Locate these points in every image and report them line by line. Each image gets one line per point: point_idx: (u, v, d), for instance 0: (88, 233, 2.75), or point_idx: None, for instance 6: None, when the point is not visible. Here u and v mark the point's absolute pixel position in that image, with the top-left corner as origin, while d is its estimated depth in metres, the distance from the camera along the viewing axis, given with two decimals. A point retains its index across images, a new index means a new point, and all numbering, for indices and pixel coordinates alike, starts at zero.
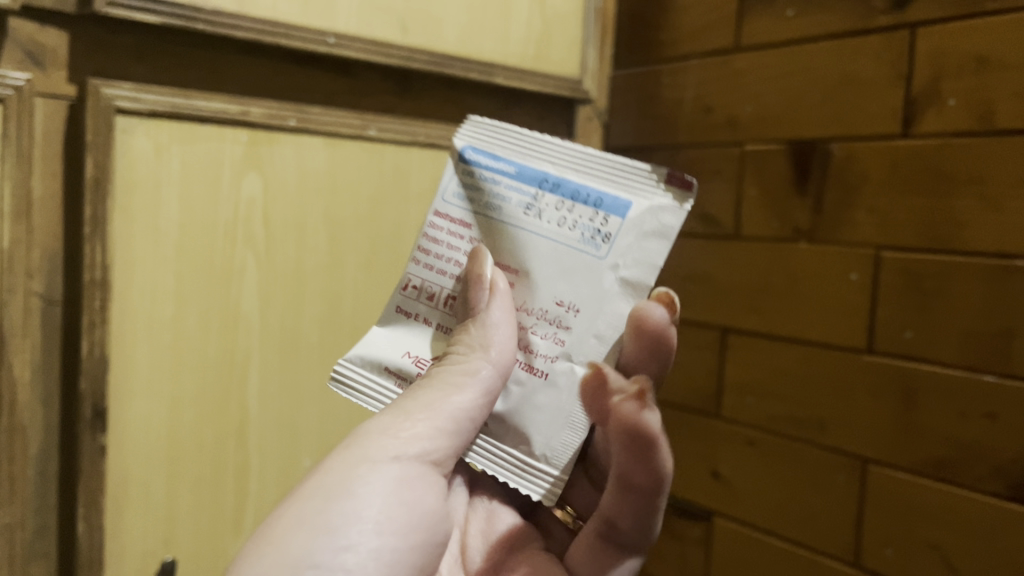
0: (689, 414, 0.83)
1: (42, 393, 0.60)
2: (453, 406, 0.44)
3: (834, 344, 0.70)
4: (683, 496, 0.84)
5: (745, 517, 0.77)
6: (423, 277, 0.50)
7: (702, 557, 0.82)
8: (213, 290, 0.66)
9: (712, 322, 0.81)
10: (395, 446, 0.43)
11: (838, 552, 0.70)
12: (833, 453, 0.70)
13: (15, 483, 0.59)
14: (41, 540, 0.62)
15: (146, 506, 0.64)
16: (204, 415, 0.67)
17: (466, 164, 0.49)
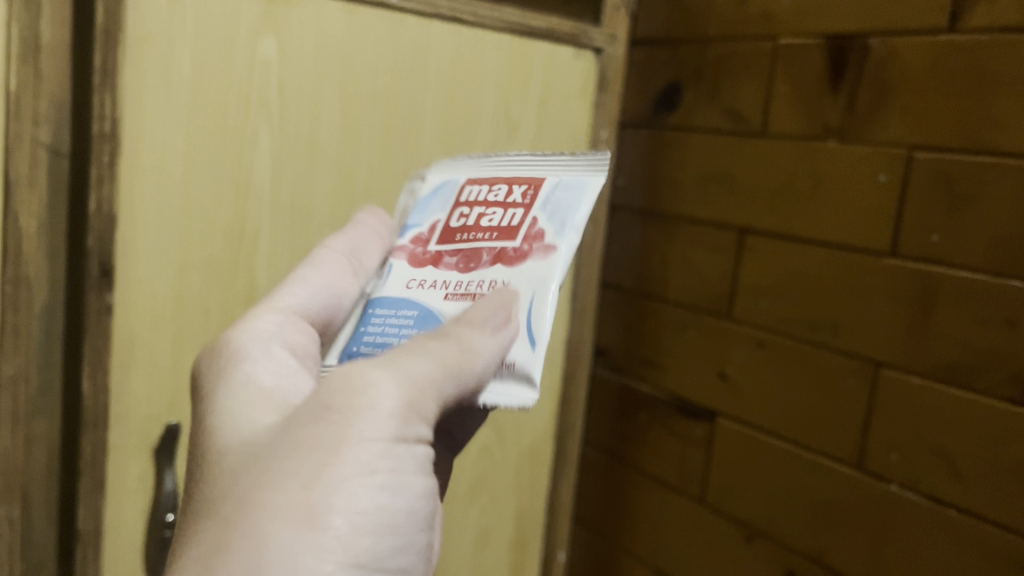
0: (700, 315, 0.82)
1: (48, 248, 0.60)
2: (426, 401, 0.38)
3: (855, 246, 0.69)
4: (687, 396, 0.83)
5: (750, 419, 0.77)
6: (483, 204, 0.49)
7: (703, 456, 0.82)
8: (224, 154, 0.64)
9: (730, 223, 0.79)
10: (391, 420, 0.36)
11: (843, 454, 0.70)
12: (846, 356, 0.70)
13: (19, 336, 0.59)
14: (45, 397, 0.61)
15: (152, 369, 0.63)
16: (213, 281, 0.65)
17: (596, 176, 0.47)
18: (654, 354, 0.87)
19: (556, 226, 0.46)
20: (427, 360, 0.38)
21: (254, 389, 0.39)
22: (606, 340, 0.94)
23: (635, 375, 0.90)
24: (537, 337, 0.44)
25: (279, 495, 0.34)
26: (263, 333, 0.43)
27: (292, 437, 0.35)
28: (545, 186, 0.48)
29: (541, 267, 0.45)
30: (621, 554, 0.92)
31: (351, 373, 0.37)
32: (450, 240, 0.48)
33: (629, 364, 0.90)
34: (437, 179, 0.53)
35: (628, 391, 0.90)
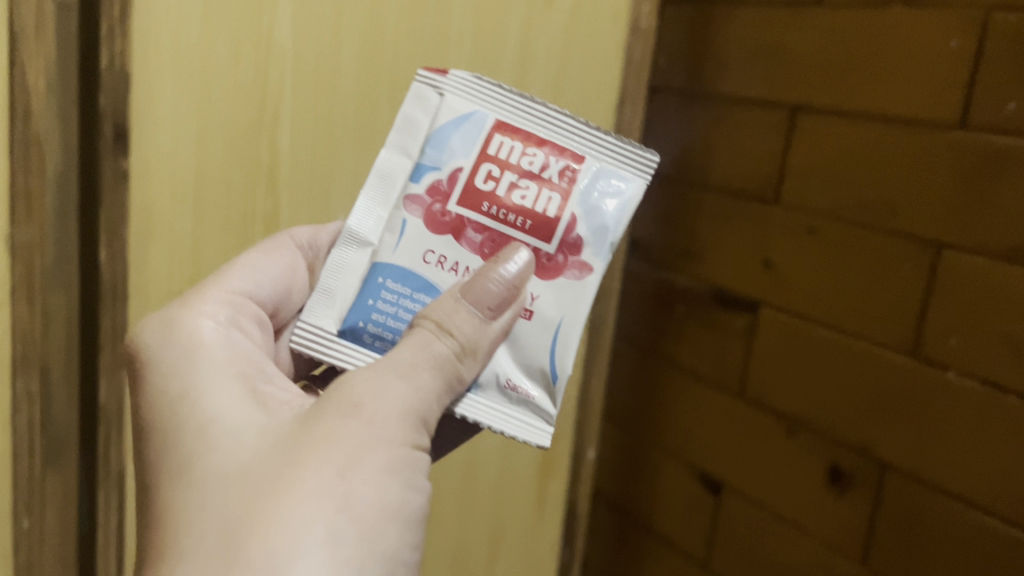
0: (744, 200, 0.78)
1: (59, 109, 0.55)
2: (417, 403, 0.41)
3: (918, 119, 0.64)
4: (729, 287, 0.80)
5: (796, 307, 0.74)
6: (517, 173, 0.49)
7: (743, 348, 0.79)
8: (243, 10, 0.57)
9: (781, 101, 0.74)
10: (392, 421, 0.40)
11: (897, 341, 0.66)
12: (903, 239, 0.66)
13: (32, 200, 0.56)
14: (62, 269, 0.58)
15: (172, 243, 0.59)
16: (235, 152, 0.59)
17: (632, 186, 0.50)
18: (693, 244, 0.83)
19: (596, 238, 0.49)
20: (435, 360, 0.42)
21: (223, 371, 0.43)
22: (643, 232, 0.89)
23: (673, 267, 0.86)
24: (559, 374, 0.48)
25: (315, 480, 0.37)
26: (220, 317, 0.45)
27: (320, 431, 0.39)
28: (584, 171, 0.50)
29: (571, 290, 0.49)
30: (653, 452, 0.89)
31: (375, 375, 0.41)
32: (476, 208, 0.48)
33: (666, 256, 0.87)
34: (462, 100, 0.50)
35: (664, 284, 0.87)
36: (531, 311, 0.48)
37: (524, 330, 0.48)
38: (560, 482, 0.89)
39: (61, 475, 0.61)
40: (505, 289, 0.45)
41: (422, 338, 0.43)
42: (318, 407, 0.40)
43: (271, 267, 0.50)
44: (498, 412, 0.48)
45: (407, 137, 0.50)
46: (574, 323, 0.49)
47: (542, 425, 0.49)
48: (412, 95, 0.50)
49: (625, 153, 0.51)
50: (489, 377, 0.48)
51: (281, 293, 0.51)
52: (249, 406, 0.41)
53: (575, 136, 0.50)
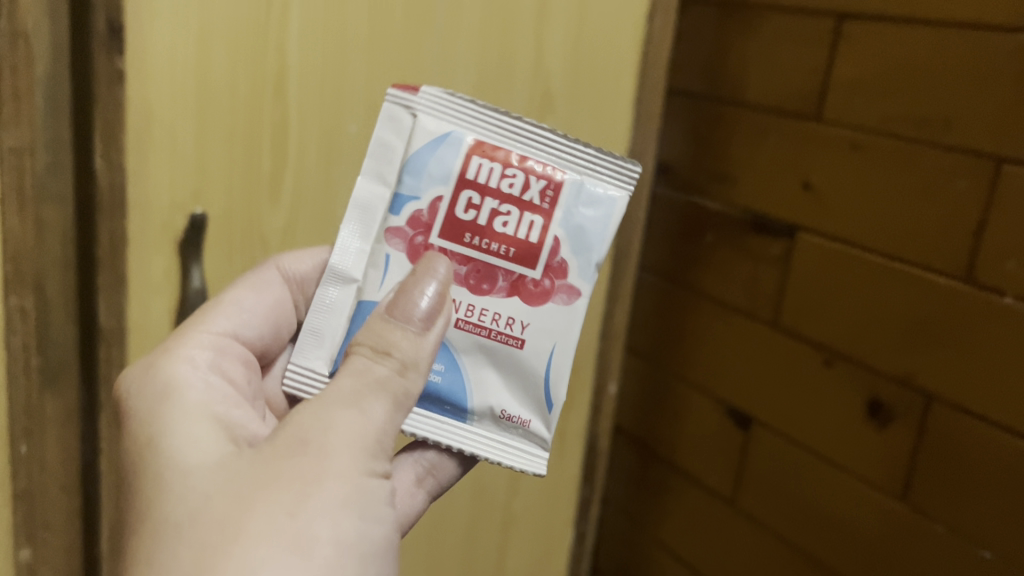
0: (783, 119, 0.73)
1: (48, 3, 0.51)
2: (368, 429, 0.36)
3: (982, 22, 0.59)
4: (764, 212, 0.75)
5: (838, 233, 0.69)
6: (500, 198, 0.44)
7: (778, 277, 0.74)
8: None
9: (827, 9, 0.69)
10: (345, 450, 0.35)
11: (947, 266, 0.62)
12: (959, 154, 0.61)
13: (21, 100, 0.53)
14: (55, 178, 0.54)
15: (173, 151, 0.55)
16: (239, 50, 0.55)
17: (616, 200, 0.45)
18: (725, 166, 0.79)
19: (581, 258, 0.45)
20: (380, 387, 0.37)
21: (197, 411, 0.38)
22: (673, 156, 0.85)
23: (703, 192, 0.82)
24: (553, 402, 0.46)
25: (267, 526, 0.33)
26: (200, 362, 0.41)
27: (271, 470, 0.34)
28: (566, 189, 0.45)
29: (561, 315, 0.45)
30: (679, 387, 0.86)
31: (313, 412, 0.36)
32: (458, 240, 0.44)
33: (696, 180, 0.82)
34: (436, 121, 0.44)
35: (694, 210, 0.82)
36: (522, 339, 0.45)
37: (518, 361, 0.45)
38: (581, 417, 0.86)
39: (61, 398, 0.58)
40: (437, 301, 0.40)
41: (360, 366, 0.38)
42: (272, 445, 0.35)
43: (258, 303, 0.46)
44: (494, 445, 0.45)
45: (382, 163, 0.45)
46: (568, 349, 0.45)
47: (538, 454, 0.46)
48: (384, 112, 0.45)
49: (610, 161, 0.46)
50: (481, 408, 0.45)
51: (270, 334, 0.47)
52: (217, 445, 0.37)
53: (555, 147, 0.45)
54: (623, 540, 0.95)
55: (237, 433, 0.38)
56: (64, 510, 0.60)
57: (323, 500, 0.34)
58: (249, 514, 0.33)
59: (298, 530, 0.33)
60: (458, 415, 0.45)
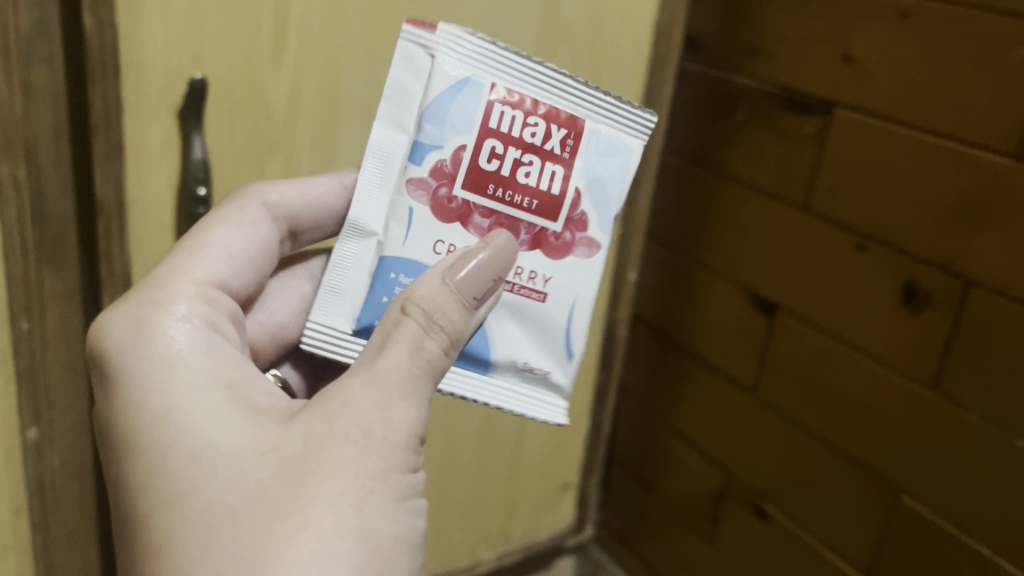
0: None
1: None
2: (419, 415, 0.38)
3: None
4: (799, 86, 0.71)
5: (877, 107, 0.65)
6: (531, 155, 0.45)
7: (812, 155, 0.70)
8: None
9: None
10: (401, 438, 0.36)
11: (994, 140, 0.58)
12: (1017, 18, 0.56)
13: None
14: (42, 38, 0.50)
15: (167, 10, 0.51)
16: None
17: (626, 148, 0.47)
18: (759, 39, 0.74)
19: (600, 211, 0.47)
20: (430, 362, 0.38)
21: (206, 378, 0.37)
22: (703, 27, 0.80)
23: (735, 67, 0.77)
24: (572, 353, 0.48)
25: (329, 521, 0.33)
26: (195, 319, 0.39)
27: (328, 460, 0.34)
28: (586, 138, 0.46)
29: (581, 267, 0.47)
30: (701, 273, 0.83)
31: (369, 397, 0.36)
32: (481, 192, 0.45)
33: (728, 54, 0.77)
34: (453, 68, 0.45)
35: (723, 86, 0.78)
36: (544, 293, 0.47)
37: (541, 314, 0.47)
38: (599, 304, 0.83)
39: (60, 274, 0.56)
40: (484, 275, 0.40)
41: (413, 335, 0.38)
42: (322, 431, 0.35)
43: (252, 249, 0.45)
44: (512, 395, 0.47)
45: (401, 110, 0.45)
46: (589, 301, 0.48)
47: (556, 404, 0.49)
48: (399, 57, 0.45)
49: (632, 120, 0.47)
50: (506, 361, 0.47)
51: (255, 278, 0.45)
52: (240, 417, 0.36)
53: (592, 100, 0.47)
54: (634, 428, 0.94)
55: (253, 396, 0.38)
56: (70, 389, 0.59)
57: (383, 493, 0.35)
58: (317, 500, 0.34)
59: (359, 521, 0.34)
60: (479, 368, 0.47)
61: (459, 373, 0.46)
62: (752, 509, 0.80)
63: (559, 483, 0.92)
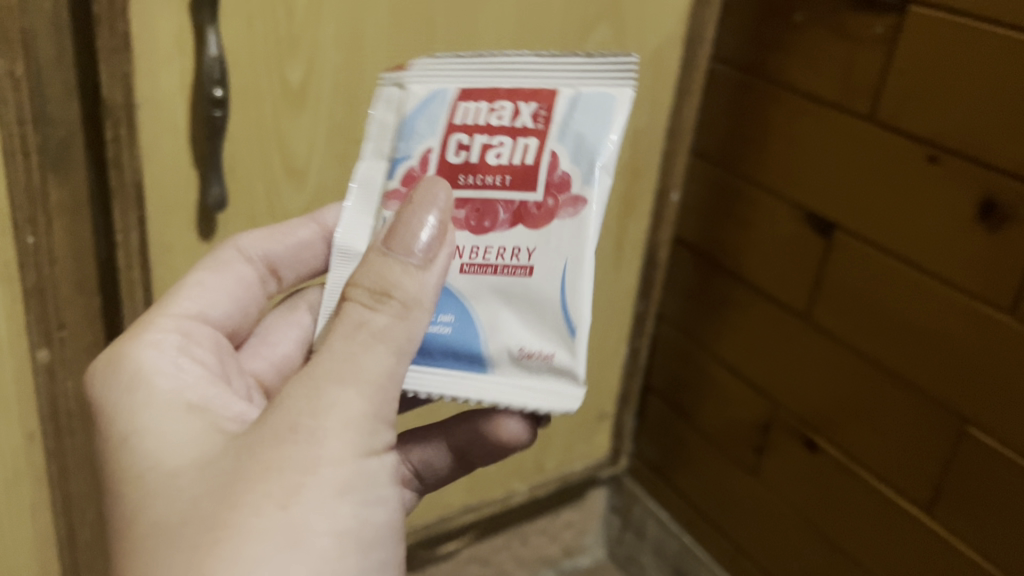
0: None
1: None
2: (364, 404, 0.37)
3: None
4: None
5: (959, 3, 0.58)
6: (498, 139, 0.45)
7: (880, 59, 0.64)
8: None
9: None
10: (339, 431, 0.36)
11: None
12: None
13: None
14: None
15: None
16: None
17: (606, 101, 0.44)
18: None
19: (583, 169, 0.44)
20: (377, 338, 0.38)
21: (169, 397, 0.39)
22: None
23: None
24: (576, 326, 0.44)
25: (256, 521, 0.34)
26: (167, 345, 0.42)
27: (260, 463, 0.35)
28: (560, 103, 0.45)
29: (569, 231, 0.44)
30: (750, 191, 0.77)
31: (302, 395, 0.37)
32: (454, 183, 0.45)
33: None
34: (423, 86, 0.47)
35: None
36: (530, 267, 0.44)
37: (531, 290, 0.44)
38: (639, 226, 0.79)
39: (67, 186, 0.52)
40: (432, 243, 0.40)
41: (355, 317, 0.38)
42: (256, 435, 0.36)
43: (229, 283, 0.48)
44: (517, 387, 0.43)
45: (380, 140, 0.48)
46: (581, 264, 0.44)
47: (571, 389, 0.43)
48: (380, 96, 0.48)
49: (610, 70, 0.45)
50: (500, 350, 0.44)
51: (238, 313, 0.49)
52: (196, 430, 0.38)
53: (568, 67, 0.45)
54: (673, 354, 0.90)
55: (218, 416, 0.39)
56: (81, 308, 0.56)
57: (316, 488, 0.36)
58: (243, 502, 0.34)
59: (291, 522, 0.35)
60: (476, 366, 0.44)
61: (456, 373, 0.43)
62: (802, 439, 0.76)
63: (595, 413, 0.88)
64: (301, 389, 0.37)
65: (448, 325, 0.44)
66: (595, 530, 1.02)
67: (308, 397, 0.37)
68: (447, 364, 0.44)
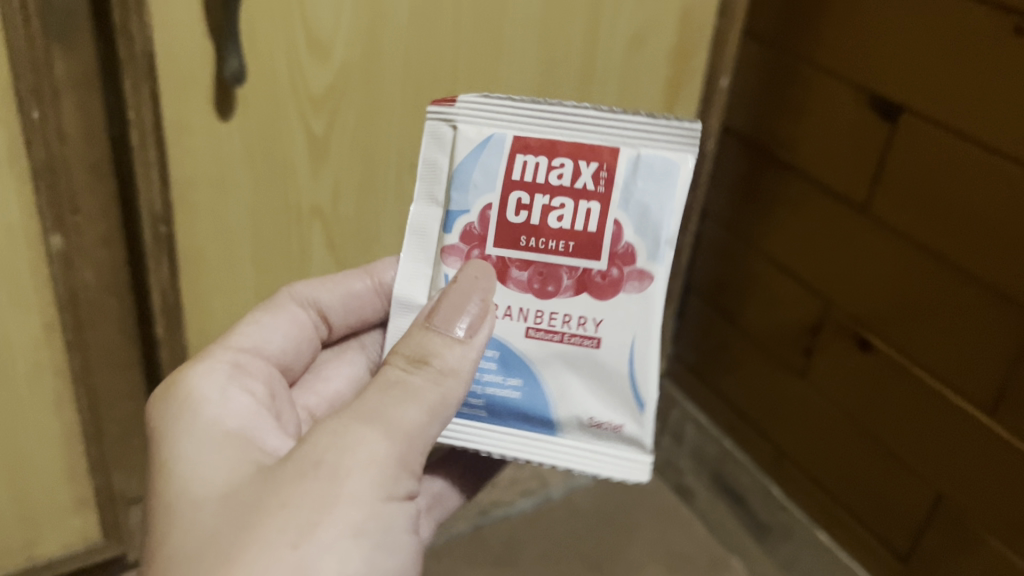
0: None
1: None
2: (390, 451, 0.35)
3: None
4: None
5: None
6: (559, 201, 0.42)
7: None
8: None
9: None
10: (362, 475, 0.34)
11: None
12: None
13: None
14: None
15: None
16: None
17: (669, 170, 0.43)
18: None
19: (651, 240, 0.43)
20: (410, 395, 0.36)
21: (211, 425, 0.38)
22: None
23: None
24: (645, 400, 0.44)
25: (265, 557, 0.32)
26: (220, 373, 0.41)
27: (278, 496, 0.33)
28: (622, 164, 0.43)
29: (636, 306, 0.43)
30: (809, 73, 0.72)
31: (327, 436, 0.35)
32: (515, 244, 0.43)
33: None
34: (478, 129, 0.43)
35: None
36: (598, 339, 0.43)
37: (599, 362, 0.43)
38: (684, 114, 0.74)
39: (72, 59, 0.49)
40: (469, 317, 0.39)
41: (392, 377, 0.37)
42: (276, 475, 0.34)
43: (281, 325, 0.47)
44: (588, 454, 0.44)
45: (432, 183, 0.45)
46: (649, 339, 0.43)
47: (641, 460, 0.44)
48: (426, 133, 0.44)
49: (668, 129, 0.43)
50: (568, 418, 0.44)
51: (293, 349, 0.47)
52: (233, 458, 0.36)
53: (622, 125, 0.43)
54: (717, 254, 0.85)
55: (259, 449, 0.37)
56: (95, 191, 0.53)
57: (334, 528, 0.33)
58: (255, 539, 0.32)
59: (301, 561, 0.32)
60: (547, 429, 0.44)
61: (527, 436, 0.44)
62: (853, 340, 0.73)
63: None
64: (325, 427, 0.35)
65: (516, 391, 0.43)
66: None
67: (329, 436, 0.35)
68: (519, 428, 0.44)
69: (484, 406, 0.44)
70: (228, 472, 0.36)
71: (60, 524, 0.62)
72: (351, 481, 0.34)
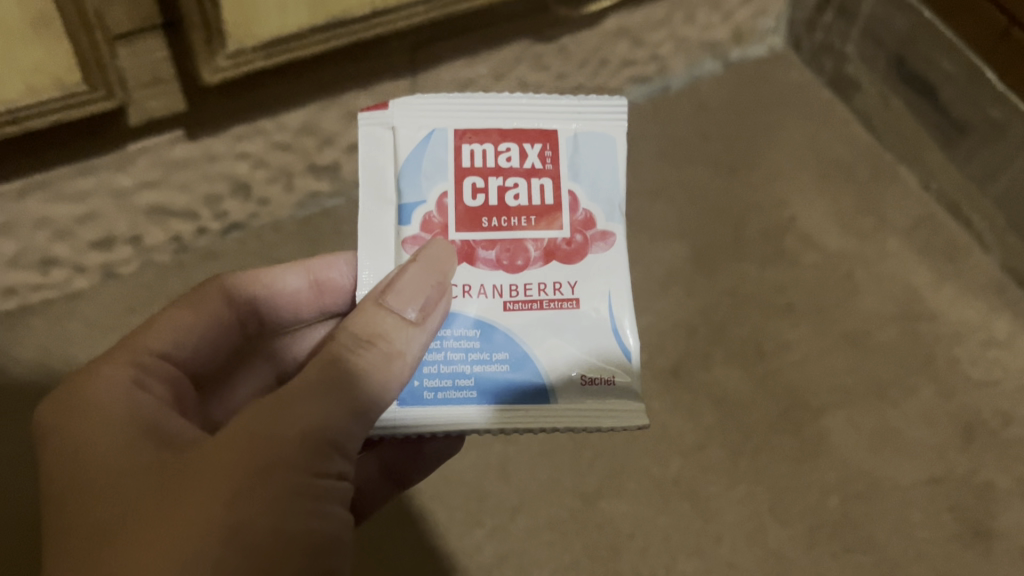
0: None
1: None
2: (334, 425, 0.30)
3: None
4: None
5: None
6: (507, 181, 0.39)
7: None
8: None
9: None
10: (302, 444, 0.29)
11: None
12: None
13: None
14: None
15: None
16: None
17: (602, 146, 0.40)
18: None
19: (605, 207, 0.40)
20: (360, 372, 0.31)
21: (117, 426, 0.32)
22: None
23: None
24: (629, 349, 0.39)
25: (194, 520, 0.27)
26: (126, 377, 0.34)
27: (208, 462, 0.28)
28: (563, 143, 0.40)
29: (609, 264, 0.39)
30: None
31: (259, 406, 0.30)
32: (475, 226, 0.38)
33: None
34: (418, 126, 0.39)
35: None
36: (577, 300, 0.38)
37: (583, 323, 0.38)
38: None
39: None
40: (426, 285, 0.34)
41: (334, 351, 0.31)
42: (204, 449, 0.29)
43: (206, 319, 0.39)
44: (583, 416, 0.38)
45: (371, 187, 0.39)
46: (625, 292, 0.39)
47: (634, 410, 0.38)
48: (361, 139, 0.40)
49: (587, 104, 0.41)
50: (561, 376, 0.38)
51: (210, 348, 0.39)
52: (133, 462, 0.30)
53: (546, 105, 0.40)
54: None
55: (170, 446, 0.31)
56: None
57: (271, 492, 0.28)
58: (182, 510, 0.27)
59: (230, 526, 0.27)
60: (541, 396, 0.37)
61: (523, 407, 0.37)
62: None
63: None
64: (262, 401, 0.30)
65: (505, 364, 0.37)
66: (777, 13, 0.75)
67: (265, 406, 0.30)
68: (510, 399, 0.37)
69: (473, 386, 0.37)
70: (142, 465, 0.30)
71: (14, 56, 0.43)
72: (293, 438, 0.29)
